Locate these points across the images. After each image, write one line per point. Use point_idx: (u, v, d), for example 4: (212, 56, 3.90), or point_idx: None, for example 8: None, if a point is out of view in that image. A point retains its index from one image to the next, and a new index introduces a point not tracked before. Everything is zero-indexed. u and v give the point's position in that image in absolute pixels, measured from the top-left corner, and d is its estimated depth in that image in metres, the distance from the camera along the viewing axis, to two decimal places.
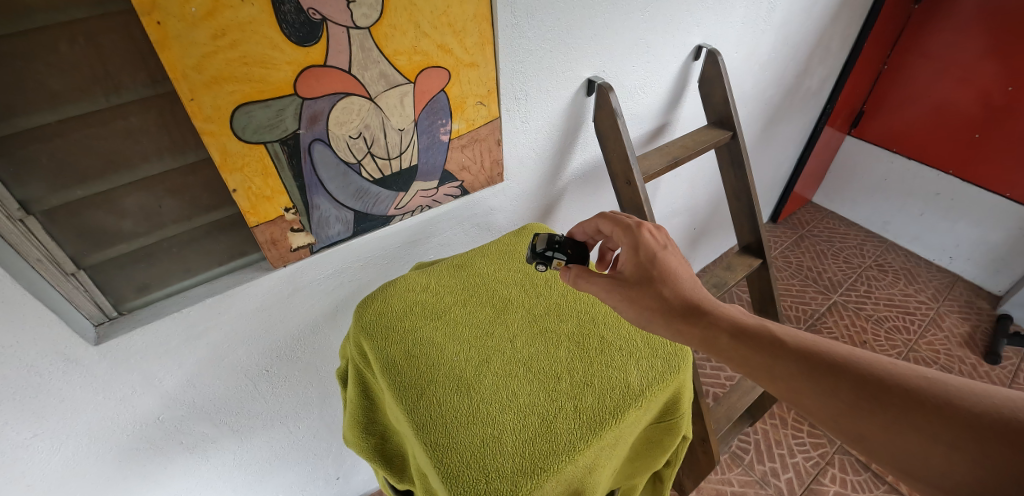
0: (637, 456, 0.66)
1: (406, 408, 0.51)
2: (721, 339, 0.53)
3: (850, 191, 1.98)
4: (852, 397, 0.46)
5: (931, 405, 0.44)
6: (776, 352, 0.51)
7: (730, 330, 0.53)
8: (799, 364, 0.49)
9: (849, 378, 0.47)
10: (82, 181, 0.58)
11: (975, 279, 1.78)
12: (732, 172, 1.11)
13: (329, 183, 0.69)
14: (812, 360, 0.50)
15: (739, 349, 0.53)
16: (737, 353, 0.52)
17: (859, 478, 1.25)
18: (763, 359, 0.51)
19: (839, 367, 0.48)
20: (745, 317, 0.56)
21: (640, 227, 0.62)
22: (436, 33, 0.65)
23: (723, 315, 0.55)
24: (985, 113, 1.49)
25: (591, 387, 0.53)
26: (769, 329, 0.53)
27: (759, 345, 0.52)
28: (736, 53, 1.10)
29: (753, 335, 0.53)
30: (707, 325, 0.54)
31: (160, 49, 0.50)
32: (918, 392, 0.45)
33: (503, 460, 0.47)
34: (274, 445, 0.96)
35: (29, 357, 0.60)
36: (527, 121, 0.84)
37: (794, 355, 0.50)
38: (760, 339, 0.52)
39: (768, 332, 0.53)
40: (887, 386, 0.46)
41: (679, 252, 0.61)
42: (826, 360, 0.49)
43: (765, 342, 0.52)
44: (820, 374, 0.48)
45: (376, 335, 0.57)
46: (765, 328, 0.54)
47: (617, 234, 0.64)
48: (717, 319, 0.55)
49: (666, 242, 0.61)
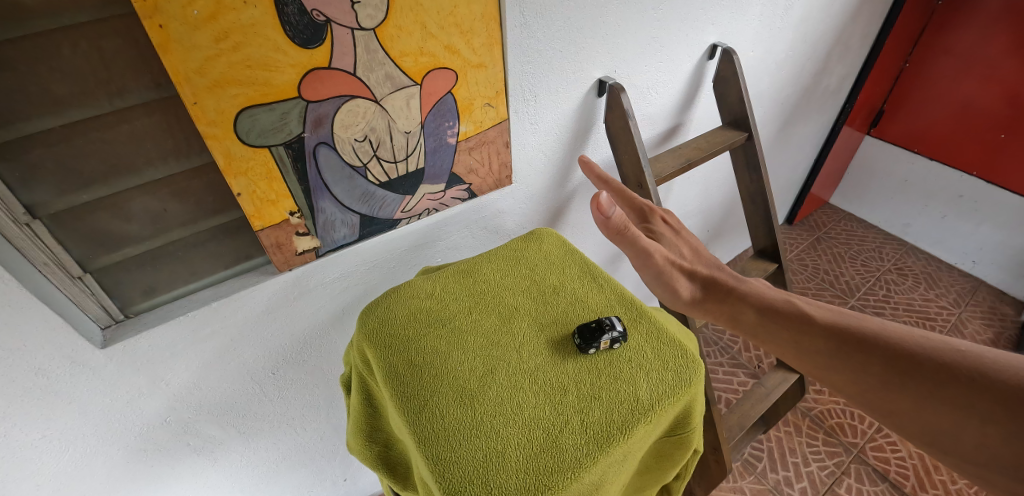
0: (646, 469, 0.64)
1: (407, 419, 0.48)
2: (748, 315, 0.61)
3: (869, 192, 1.93)
4: (879, 372, 0.50)
5: (962, 379, 0.46)
6: (807, 329, 0.56)
7: (758, 308, 0.60)
8: (827, 340, 0.55)
9: (874, 351, 0.52)
10: (87, 185, 0.58)
11: (999, 284, 1.72)
12: (747, 174, 1.08)
13: (334, 187, 0.68)
14: (840, 335, 0.54)
15: (766, 327, 0.59)
16: (763, 330, 0.59)
17: (877, 489, 1.21)
18: (791, 336, 0.57)
19: (869, 342, 0.52)
20: (775, 295, 0.62)
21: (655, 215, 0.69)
22: (442, 34, 0.64)
23: (751, 294, 0.62)
24: (1011, 112, 1.43)
25: (598, 401, 0.50)
26: (799, 307, 0.59)
27: (788, 323, 0.58)
28: (752, 51, 1.07)
29: (785, 315, 0.59)
30: (735, 303, 0.62)
31: (163, 53, 0.49)
32: (948, 365, 0.48)
33: (514, 473, 0.45)
34: (281, 446, 0.95)
35: (35, 361, 0.60)
36: (536, 123, 0.83)
37: (823, 332, 0.55)
38: (793, 318, 0.58)
39: (796, 310, 0.59)
40: (916, 359, 0.49)
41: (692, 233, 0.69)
42: (856, 337, 0.53)
43: (794, 320, 0.58)
44: (847, 349, 0.53)
45: (379, 343, 0.55)
46: (795, 306, 0.59)
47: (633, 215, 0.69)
48: (746, 297, 0.62)
49: (678, 227, 0.69)
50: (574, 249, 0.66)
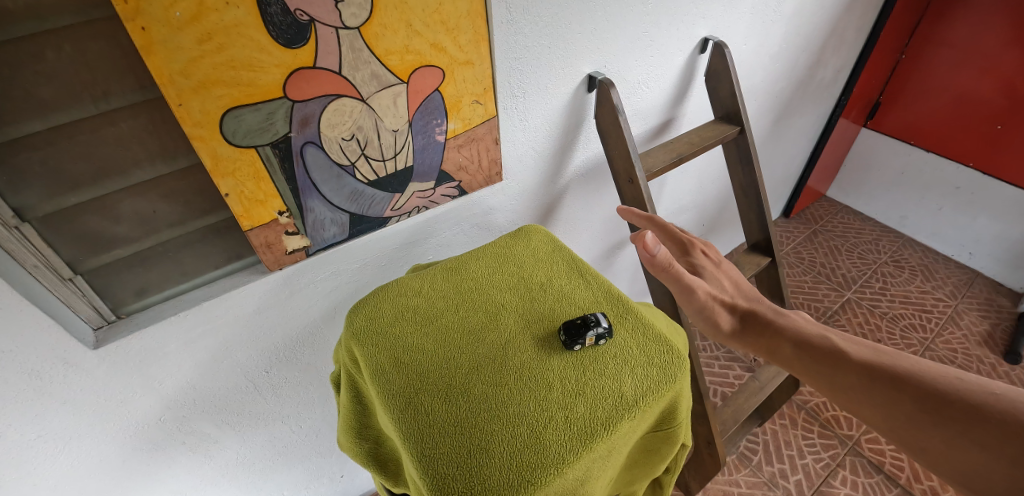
0: (635, 464, 0.64)
1: (393, 417, 0.49)
2: (784, 348, 0.59)
3: (866, 185, 1.92)
4: (912, 410, 0.50)
5: (997, 422, 0.46)
6: (839, 364, 0.55)
7: (793, 340, 0.59)
8: (860, 375, 0.54)
9: (908, 390, 0.51)
10: (75, 188, 0.58)
11: (996, 275, 1.72)
12: (740, 168, 1.08)
13: (322, 186, 0.68)
14: (873, 371, 0.53)
15: (800, 359, 0.58)
16: (797, 362, 0.58)
17: (872, 481, 1.22)
18: (824, 369, 0.56)
19: (902, 380, 0.52)
20: (810, 328, 0.61)
21: (696, 247, 0.69)
22: (428, 31, 0.64)
23: (787, 326, 0.61)
24: (1008, 103, 1.43)
25: (582, 397, 0.50)
26: (832, 340, 0.58)
27: (821, 356, 0.57)
28: (745, 45, 1.06)
29: (818, 350, 0.58)
30: (773, 337, 0.61)
31: (146, 55, 0.49)
32: (984, 407, 0.47)
33: (499, 469, 0.45)
34: (277, 443, 0.96)
35: (28, 362, 0.60)
36: (525, 120, 0.83)
37: (856, 367, 0.54)
38: (825, 353, 0.57)
39: (830, 343, 0.58)
40: (951, 401, 0.49)
41: (733, 265, 0.69)
42: (889, 373, 0.53)
43: (826, 352, 0.57)
44: (880, 385, 0.52)
45: (366, 341, 0.55)
46: (829, 339, 0.58)
47: (674, 248, 0.69)
48: (782, 330, 0.61)
49: (719, 259, 0.69)
50: (562, 245, 0.66)
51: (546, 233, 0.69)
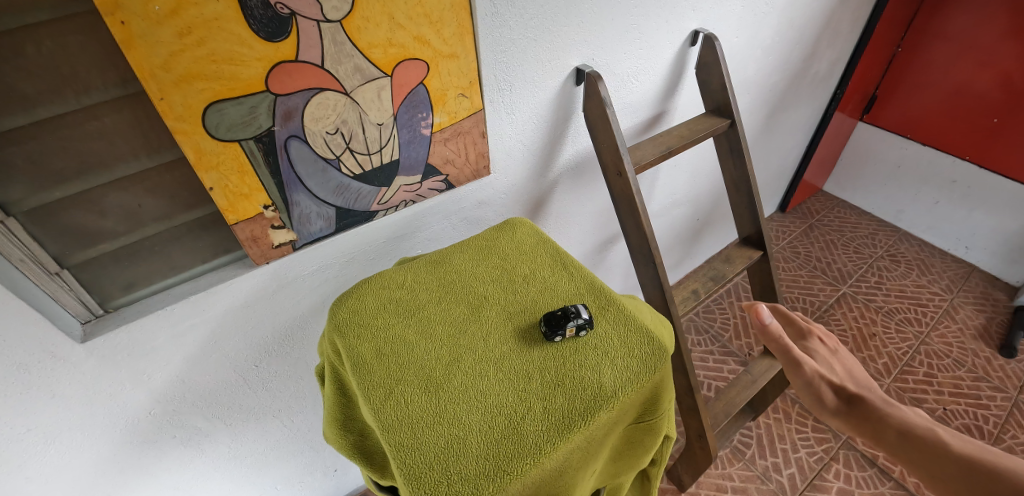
0: (620, 456, 0.64)
1: (372, 408, 0.49)
2: (889, 436, 0.62)
3: (863, 179, 1.91)
4: None
5: None
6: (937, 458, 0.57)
7: (897, 430, 0.61)
8: (961, 469, 0.55)
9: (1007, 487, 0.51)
10: (60, 182, 0.58)
11: (992, 269, 1.71)
12: (731, 161, 1.07)
13: (307, 180, 0.68)
14: (973, 468, 0.54)
15: (903, 448, 0.60)
16: (901, 451, 0.60)
17: (865, 474, 1.22)
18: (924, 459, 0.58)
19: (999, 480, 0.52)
20: (921, 422, 0.62)
21: (814, 333, 0.76)
22: (411, 24, 0.64)
23: (893, 416, 0.63)
24: (1005, 97, 1.42)
25: (561, 388, 0.50)
26: (937, 435, 0.59)
27: (922, 448, 0.59)
28: (736, 37, 1.06)
29: (923, 443, 0.59)
30: (878, 424, 0.63)
31: (126, 49, 0.49)
32: None
33: (475, 459, 0.45)
34: (269, 437, 0.97)
35: (15, 356, 0.61)
36: (513, 113, 0.83)
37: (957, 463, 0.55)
38: (929, 447, 0.58)
39: (934, 437, 0.59)
40: None
41: (850, 355, 0.74)
42: (987, 469, 0.53)
43: (930, 444, 0.59)
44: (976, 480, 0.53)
45: (347, 334, 0.55)
46: (934, 433, 0.60)
47: (794, 333, 0.77)
48: (885, 419, 0.63)
49: (836, 346, 0.75)
50: (546, 237, 0.66)
51: (530, 226, 0.69)
